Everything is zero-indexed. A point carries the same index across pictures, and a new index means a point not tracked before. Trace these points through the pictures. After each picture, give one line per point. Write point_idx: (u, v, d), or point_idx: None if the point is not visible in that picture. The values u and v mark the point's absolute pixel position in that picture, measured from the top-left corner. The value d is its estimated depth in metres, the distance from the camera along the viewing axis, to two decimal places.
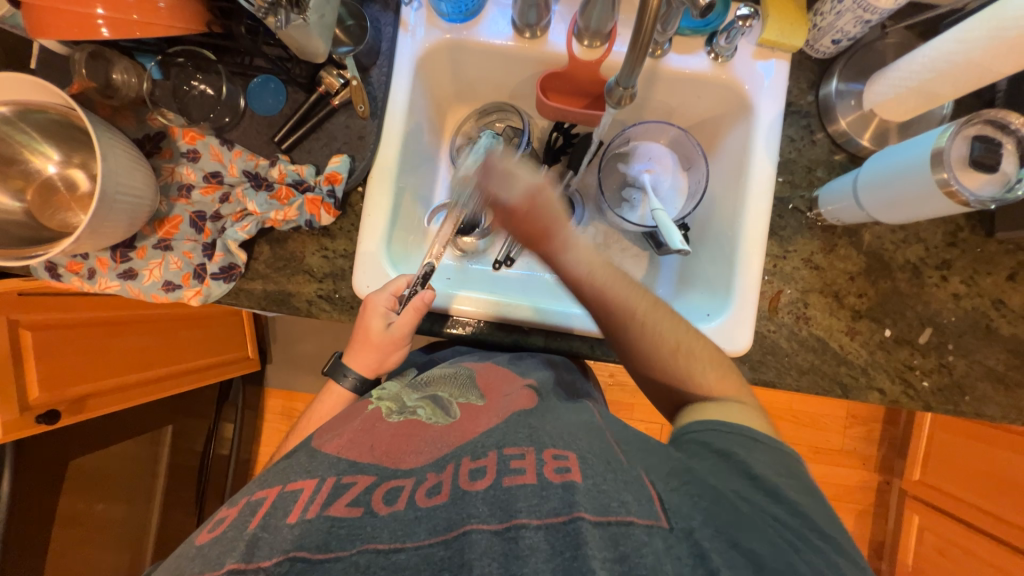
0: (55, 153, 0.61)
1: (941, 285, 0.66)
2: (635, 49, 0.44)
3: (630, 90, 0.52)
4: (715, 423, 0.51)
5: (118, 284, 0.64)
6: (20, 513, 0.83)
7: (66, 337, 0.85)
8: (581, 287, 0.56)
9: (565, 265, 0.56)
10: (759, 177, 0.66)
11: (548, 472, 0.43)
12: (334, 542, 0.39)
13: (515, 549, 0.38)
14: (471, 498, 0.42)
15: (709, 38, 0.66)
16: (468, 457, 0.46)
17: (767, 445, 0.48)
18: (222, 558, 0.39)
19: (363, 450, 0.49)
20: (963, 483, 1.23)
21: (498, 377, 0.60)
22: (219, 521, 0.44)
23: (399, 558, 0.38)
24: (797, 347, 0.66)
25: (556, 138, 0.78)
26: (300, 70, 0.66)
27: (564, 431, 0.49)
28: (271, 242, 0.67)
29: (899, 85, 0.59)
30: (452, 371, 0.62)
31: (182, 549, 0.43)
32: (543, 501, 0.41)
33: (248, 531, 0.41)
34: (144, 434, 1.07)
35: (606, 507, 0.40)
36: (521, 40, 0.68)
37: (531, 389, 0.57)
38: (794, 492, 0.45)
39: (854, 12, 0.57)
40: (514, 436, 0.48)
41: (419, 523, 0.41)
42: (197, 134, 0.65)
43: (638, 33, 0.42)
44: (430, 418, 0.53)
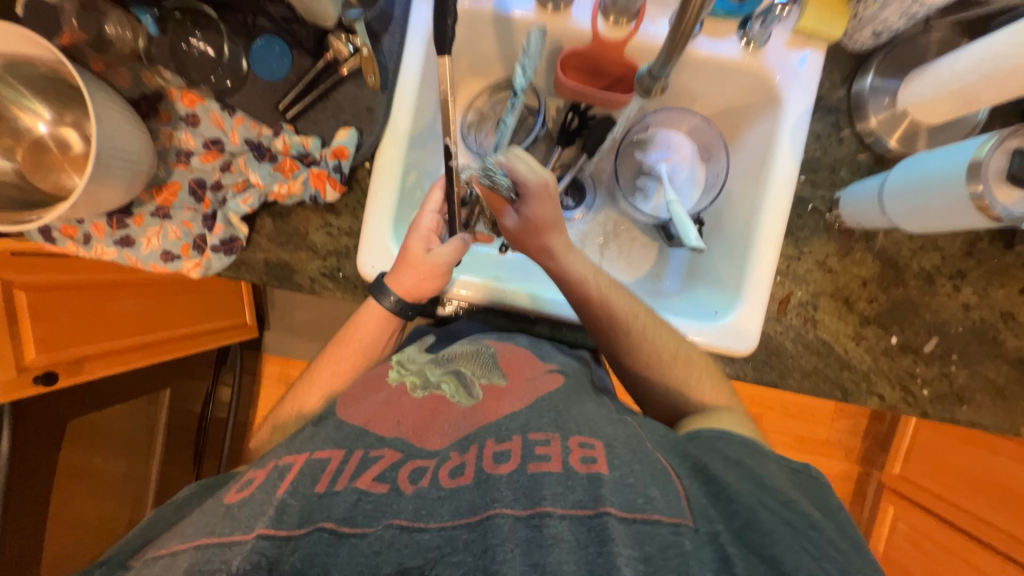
0: (45, 111, 0.58)
1: (952, 294, 0.65)
2: (675, 36, 0.43)
3: (660, 82, 0.52)
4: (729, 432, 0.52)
5: (115, 251, 0.62)
6: (21, 468, 0.84)
7: (61, 300, 0.83)
8: (590, 305, 0.61)
9: (573, 282, 0.61)
10: (780, 174, 0.64)
11: (574, 462, 0.44)
12: (361, 517, 0.41)
13: (539, 537, 0.38)
14: (495, 482, 0.42)
15: (742, 22, 0.62)
16: (493, 439, 0.47)
17: (780, 463, 0.50)
18: (253, 522, 0.41)
19: (390, 424, 0.49)
20: (941, 480, 1.27)
21: (519, 357, 0.58)
22: (247, 483, 0.46)
23: (422, 538, 0.39)
24: (801, 350, 0.65)
25: (571, 119, 0.75)
26: (306, 32, 0.62)
27: (590, 418, 0.50)
28: (274, 215, 0.65)
29: (939, 86, 0.56)
30: (473, 349, 0.59)
31: (211, 506, 0.44)
32: (568, 492, 0.41)
33: (277, 496, 0.42)
34: (143, 395, 1.07)
35: (633, 503, 0.41)
36: (543, 13, 0.64)
37: (557, 372, 0.56)
38: (805, 503, 0.46)
39: (901, 3, 0.54)
40: (540, 420, 0.49)
41: (441, 504, 0.41)
42: (197, 97, 0.61)
43: (681, 17, 0.40)
44: (453, 396, 0.53)
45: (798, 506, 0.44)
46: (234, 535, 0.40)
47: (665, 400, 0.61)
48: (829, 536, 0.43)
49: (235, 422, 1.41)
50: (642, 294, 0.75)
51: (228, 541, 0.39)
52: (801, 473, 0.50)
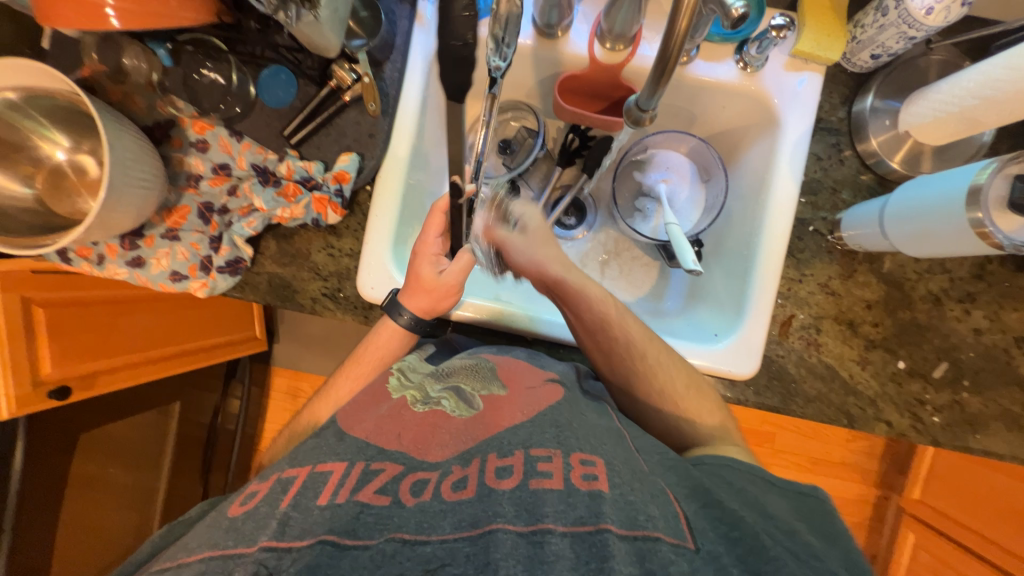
0: (63, 140, 0.60)
1: (962, 318, 0.63)
2: (659, 70, 0.43)
3: (649, 113, 0.51)
4: (734, 462, 0.51)
5: (126, 271, 0.64)
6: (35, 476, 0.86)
7: (76, 316, 0.86)
8: (605, 325, 0.60)
9: (593, 300, 0.60)
10: (780, 196, 0.63)
11: (576, 479, 0.43)
12: (362, 530, 0.41)
13: (540, 554, 0.38)
14: (496, 497, 0.42)
15: (739, 46, 0.62)
16: (494, 453, 0.46)
17: (785, 489, 0.49)
18: (255, 534, 0.41)
19: (390, 436, 0.49)
20: (963, 506, 1.21)
21: (520, 368, 0.57)
22: (250, 496, 0.46)
23: (424, 551, 0.39)
24: (805, 373, 0.64)
25: (572, 140, 0.75)
26: (312, 61, 0.65)
27: (591, 433, 0.48)
28: (278, 237, 0.67)
29: (940, 108, 0.55)
30: (473, 363, 0.58)
31: (216, 518, 0.44)
32: (568, 509, 0.41)
33: (281, 509, 0.43)
34: (156, 407, 1.10)
35: (633, 520, 0.40)
36: (541, 39, 0.65)
37: (555, 384, 0.55)
38: (809, 535, 0.44)
39: (898, 27, 0.54)
40: (541, 436, 0.47)
41: (444, 517, 0.41)
42: (207, 124, 0.64)
43: (664, 50, 0.41)
44: (454, 411, 0.52)
45: (803, 535, 0.43)
46: (236, 548, 0.40)
47: (665, 421, 0.59)
48: (835, 565, 0.41)
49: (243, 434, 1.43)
50: (642, 315, 0.74)
51: (231, 553, 0.40)
52: (809, 497, 0.48)
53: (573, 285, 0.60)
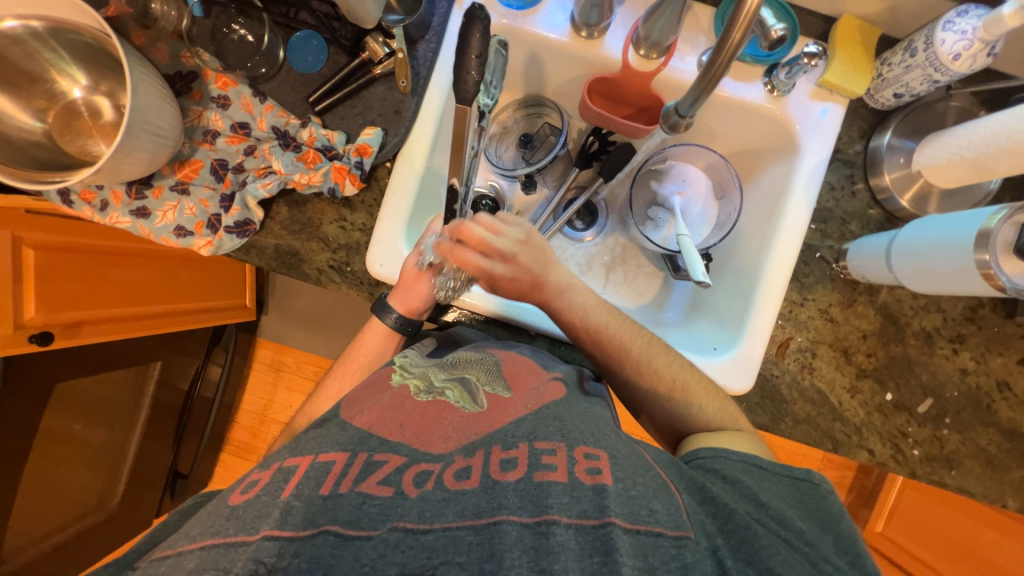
0: (83, 78, 0.59)
1: (951, 357, 0.65)
2: (704, 79, 0.44)
3: (686, 120, 0.52)
4: (725, 452, 0.51)
5: (129, 220, 0.62)
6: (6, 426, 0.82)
7: (66, 263, 0.83)
8: (577, 329, 0.61)
9: (561, 310, 0.61)
10: (792, 220, 0.64)
11: (580, 472, 0.43)
12: (366, 521, 0.40)
13: (546, 545, 0.38)
14: (502, 489, 0.42)
15: (769, 68, 0.64)
16: (499, 446, 0.46)
17: (779, 476, 0.49)
18: (258, 524, 0.39)
19: (393, 426, 0.48)
20: (924, 542, 1.24)
21: (524, 367, 0.56)
22: (252, 485, 0.44)
23: (427, 540, 0.38)
24: (796, 395, 0.66)
25: (591, 142, 0.75)
26: (345, 31, 0.63)
27: (595, 427, 0.49)
28: (290, 204, 0.66)
29: (953, 152, 0.57)
30: (478, 355, 0.57)
31: (214, 507, 0.42)
32: (574, 502, 0.41)
33: (282, 499, 0.41)
34: (135, 365, 1.06)
35: (637, 514, 0.40)
36: (577, 38, 0.66)
37: (559, 381, 0.56)
38: (802, 522, 0.44)
39: (925, 69, 0.56)
40: (546, 429, 0.48)
41: (447, 506, 0.41)
42: (231, 81, 0.63)
43: (713, 63, 0.42)
44: (457, 402, 0.52)
45: (795, 522, 0.44)
46: (239, 536, 0.39)
47: (658, 426, 0.60)
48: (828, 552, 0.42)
49: (220, 404, 1.39)
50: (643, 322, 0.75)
51: (233, 542, 0.38)
52: (801, 483, 0.48)
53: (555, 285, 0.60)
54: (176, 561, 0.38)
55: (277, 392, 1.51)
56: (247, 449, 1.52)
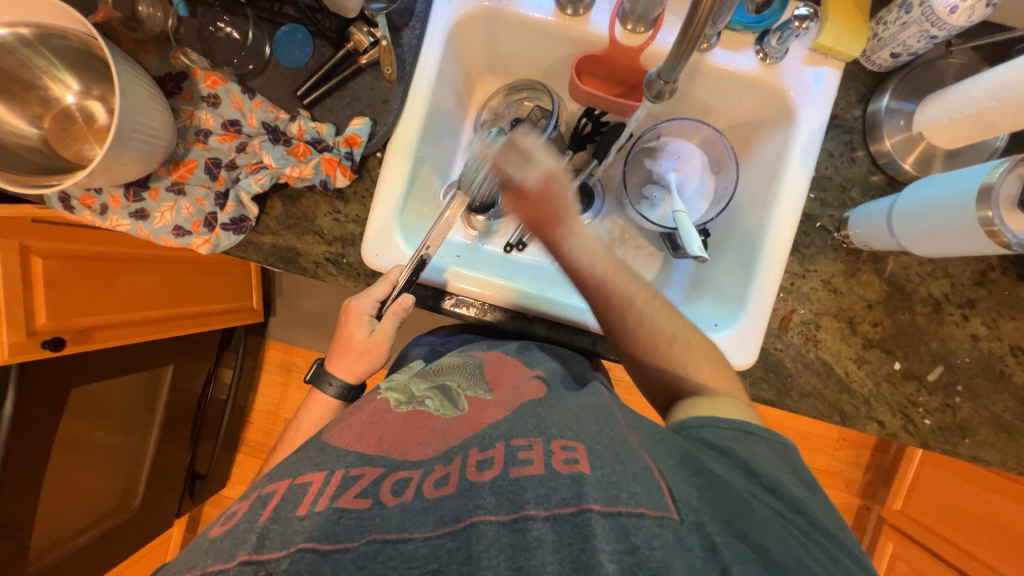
0: (74, 83, 0.60)
1: (961, 324, 0.64)
2: (683, 42, 0.44)
3: (671, 87, 0.52)
4: (717, 420, 0.50)
5: (129, 223, 0.63)
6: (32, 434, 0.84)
7: (74, 270, 0.85)
8: (582, 276, 0.56)
9: (567, 255, 0.55)
10: (790, 190, 0.63)
11: (556, 463, 0.43)
12: (343, 533, 0.39)
13: (522, 541, 0.38)
14: (478, 489, 0.41)
15: (760, 36, 0.62)
16: (476, 448, 0.45)
17: (767, 440, 0.49)
18: (234, 550, 0.39)
19: (371, 439, 0.47)
20: (947, 519, 1.21)
21: (507, 368, 0.59)
22: (232, 515, 0.44)
23: (407, 549, 0.38)
24: (801, 368, 0.64)
25: (585, 124, 0.75)
26: (330, 22, 0.64)
27: (574, 421, 0.49)
28: (284, 198, 0.66)
29: (954, 110, 0.56)
30: (462, 361, 0.62)
31: (197, 542, 0.42)
32: (551, 492, 0.40)
33: (259, 524, 0.40)
34: (148, 369, 1.07)
35: (615, 497, 0.40)
36: (562, 17, 0.65)
37: (540, 381, 0.56)
38: (790, 484, 0.46)
39: (921, 25, 0.54)
40: (522, 427, 0.47)
41: (427, 514, 0.40)
42: (219, 79, 0.63)
43: (688, 25, 0.41)
44: (438, 410, 0.52)
45: (788, 488, 0.45)
46: (215, 565, 0.38)
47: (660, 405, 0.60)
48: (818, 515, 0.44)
49: (232, 406, 1.41)
50: None
51: (209, 570, 0.38)
52: (787, 450, 0.49)
53: (569, 229, 0.53)
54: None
55: (287, 392, 1.54)
56: (260, 449, 1.55)
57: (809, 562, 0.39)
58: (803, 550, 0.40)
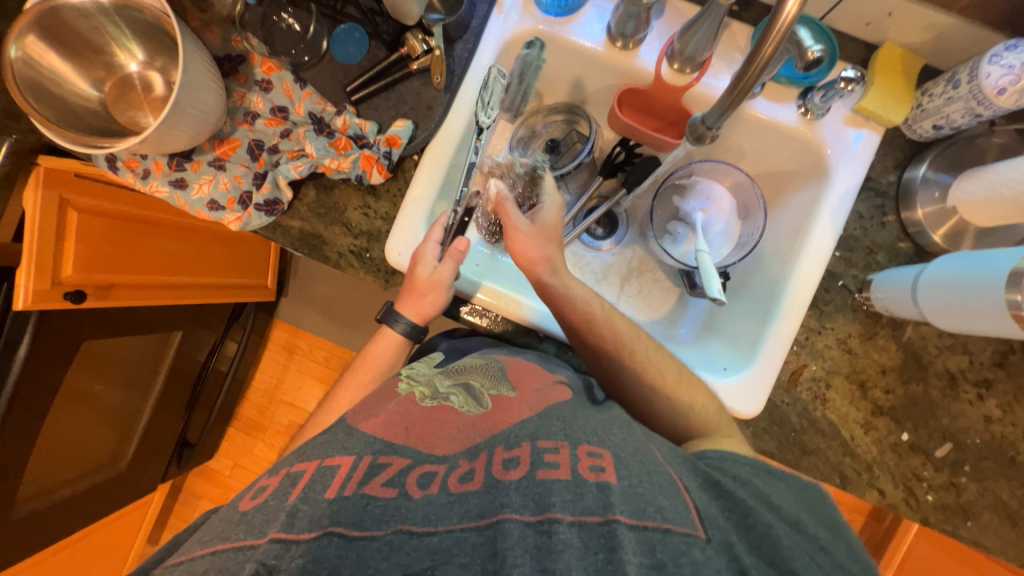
0: (139, 53, 0.63)
1: (975, 403, 0.63)
2: (733, 91, 0.45)
3: (713, 131, 0.53)
4: (731, 454, 0.51)
5: (167, 190, 0.66)
6: (42, 381, 0.86)
7: (107, 227, 0.87)
8: (570, 314, 0.63)
9: (556, 295, 0.63)
10: (815, 246, 0.63)
11: (582, 469, 0.44)
12: (370, 521, 0.41)
13: (548, 543, 0.39)
14: (504, 487, 0.43)
15: (804, 91, 0.63)
16: (501, 446, 0.47)
17: (787, 479, 0.49)
18: (266, 527, 0.41)
19: (397, 430, 0.49)
20: None
21: (529, 371, 0.60)
22: (262, 489, 0.46)
23: (431, 541, 0.40)
24: (806, 425, 0.64)
25: (618, 153, 0.76)
26: (388, 26, 0.66)
27: (597, 428, 0.50)
28: (319, 187, 0.68)
29: (993, 189, 0.55)
30: (484, 362, 0.62)
31: (227, 514, 0.44)
32: (578, 498, 0.42)
33: (289, 502, 0.42)
34: (156, 333, 1.09)
35: (642, 511, 0.41)
36: (611, 49, 0.67)
37: (562, 386, 0.58)
38: (813, 524, 0.45)
39: (967, 102, 0.55)
40: (548, 429, 0.49)
41: (451, 508, 0.43)
42: (275, 66, 0.66)
43: (740, 77, 0.42)
44: (462, 406, 0.53)
45: (807, 526, 0.45)
46: (248, 540, 0.40)
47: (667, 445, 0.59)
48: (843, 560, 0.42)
49: (232, 379, 1.42)
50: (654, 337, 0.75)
51: (243, 545, 0.40)
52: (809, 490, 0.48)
53: (552, 266, 0.64)
54: (189, 566, 0.39)
55: (287, 373, 1.55)
56: (254, 426, 1.56)
57: None
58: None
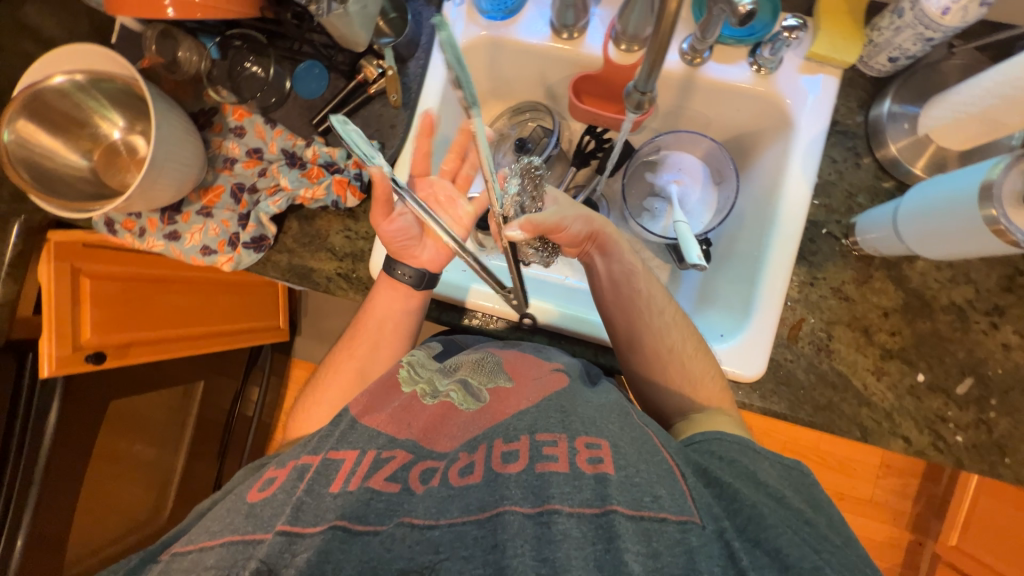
0: (120, 121, 0.67)
1: (989, 332, 0.60)
2: (653, 46, 0.41)
3: (650, 95, 0.49)
4: (721, 434, 0.51)
5: (163, 244, 0.69)
6: (75, 442, 0.91)
7: (121, 289, 0.92)
8: (633, 284, 0.63)
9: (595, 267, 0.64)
10: (791, 197, 0.62)
11: (581, 463, 0.44)
12: (372, 516, 0.42)
13: (548, 533, 0.40)
14: (503, 481, 0.43)
15: (752, 48, 0.63)
16: (500, 439, 0.47)
17: (772, 459, 0.49)
18: (272, 522, 0.43)
19: (402, 425, 0.50)
20: (985, 547, 1.15)
21: (526, 360, 0.57)
22: (269, 481, 0.48)
23: (433, 535, 0.41)
24: (814, 380, 0.62)
25: (587, 142, 0.77)
26: (343, 57, 0.70)
27: (597, 416, 0.49)
28: (300, 218, 0.71)
29: (958, 110, 0.54)
30: (479, 356, 0.58)
31: (234, 505, 0.47)
32: (575, 491, 0.42)
33: (295, 496, 0.45)
34: (180, 386, 1.13)
35: (639, 501, 0.41)
36: (558, 41, 0.68)
37: (561, 372, 0.55)
38: (800, 502, 0.45)
39: (914, 29, 0.54)
40: (546, 421, 0.48)
41: (452, 502, 0.43)
42: (246, 112, 0.70)
43: (657, 30, 0.39)
44: (462, 403, 0.53)
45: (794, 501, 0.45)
46: (255, 533, 0.43)
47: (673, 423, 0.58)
48: (828, 533, 0.43)
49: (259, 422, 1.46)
50: None
51: (250, 538, 0.43)
52: (793, 469, 0.49)
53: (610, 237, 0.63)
54: (199, 556, 0.42)
55: None
56: None
57: (822, 565, 0.39)
58: (817, 554, 0.40)
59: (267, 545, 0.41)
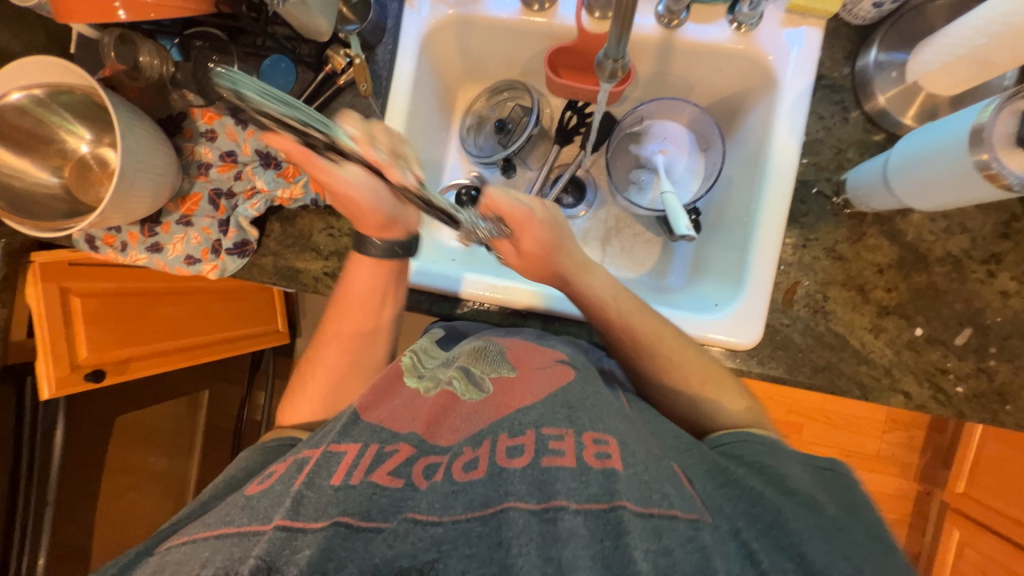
0: (87, 134, 0.65)
1: (987, 281, 0.59)
2: (619, 13, 0.40)
3: (622, 62, 0.48)
4: (749, 435, 0.50)
5: (146, 256, 0.68)
6: (85, 459, 0.92)
7: (112, 304, 0.92)
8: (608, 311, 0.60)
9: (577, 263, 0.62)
10: (779, 158, 0.61)
11: (588, 457, 0.43)
12: (376, 512, 0.43)
13: (553, 531, 0.39)
14: (507, 476, 0.43)
15: (731, 5, 0.61)
16: (505, 433, 0.47)
17: (804, 462, 0.48)
18: (270, 513, 0.43)
19: (404, 420, 0.51)
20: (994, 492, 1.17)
21: (530, 349, 0.56)
22: (267, 475, 0.48)
23: (436, 531, 0.41)
24: (812, 342, 0.61)
25: (568, 117, 0.74)
26: (307, 48, 0.67)
27: (604, 412, 0.49)
28: (281, 220, 0.70)
29: (947, 53, 0.52)
30: (482, 345, 0.57)
31: (233, 497, 0.46)
32: (582, 486, 0.42)
33: (294, 488, 0.44)
34: (184, 396, 1.14)
35: (648, 498, 0.40)
36: (529, 13, 0.66)
37: (566, 363, 0.54)
38: (835, 507, 0.43)
39: None
40: (553, 416, 0.48)
41: (455, 498, 0.43)
42: (215, 114, 0.68)
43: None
44: (463, 393, 0.52)
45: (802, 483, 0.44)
46: (252, 525, 0.42)
47: (673, 396, 0.58)
48: (849, 531, 0.41)
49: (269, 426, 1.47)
50: (645, 291, 0.74)
51: (247, 530, 0.42)
52: (827, 471, 0.46)
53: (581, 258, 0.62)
54: (191, 547, 0.42)
55: None
56: None
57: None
58: (848, 563, 0.37)
59: (267, 541, 0.41)
